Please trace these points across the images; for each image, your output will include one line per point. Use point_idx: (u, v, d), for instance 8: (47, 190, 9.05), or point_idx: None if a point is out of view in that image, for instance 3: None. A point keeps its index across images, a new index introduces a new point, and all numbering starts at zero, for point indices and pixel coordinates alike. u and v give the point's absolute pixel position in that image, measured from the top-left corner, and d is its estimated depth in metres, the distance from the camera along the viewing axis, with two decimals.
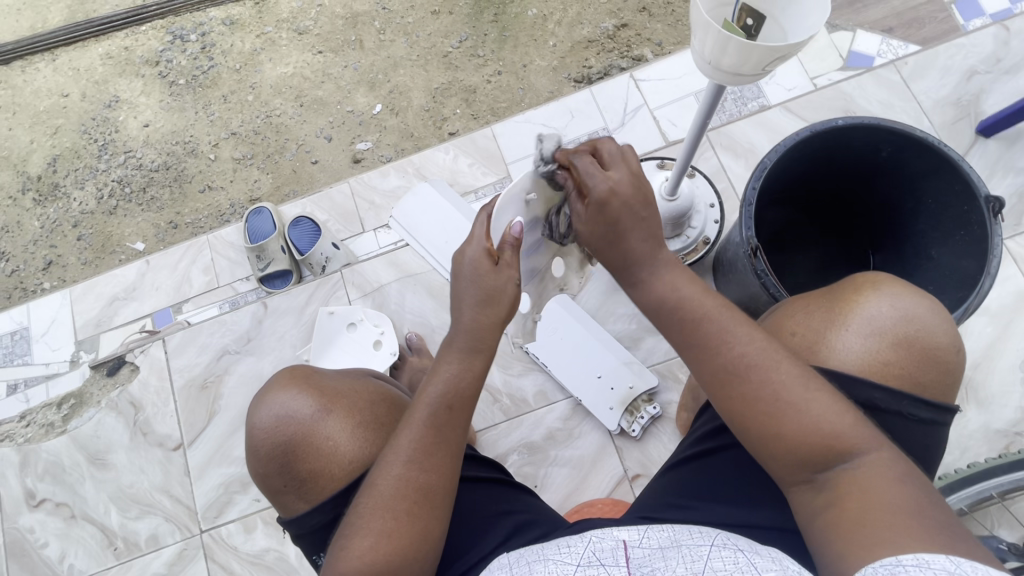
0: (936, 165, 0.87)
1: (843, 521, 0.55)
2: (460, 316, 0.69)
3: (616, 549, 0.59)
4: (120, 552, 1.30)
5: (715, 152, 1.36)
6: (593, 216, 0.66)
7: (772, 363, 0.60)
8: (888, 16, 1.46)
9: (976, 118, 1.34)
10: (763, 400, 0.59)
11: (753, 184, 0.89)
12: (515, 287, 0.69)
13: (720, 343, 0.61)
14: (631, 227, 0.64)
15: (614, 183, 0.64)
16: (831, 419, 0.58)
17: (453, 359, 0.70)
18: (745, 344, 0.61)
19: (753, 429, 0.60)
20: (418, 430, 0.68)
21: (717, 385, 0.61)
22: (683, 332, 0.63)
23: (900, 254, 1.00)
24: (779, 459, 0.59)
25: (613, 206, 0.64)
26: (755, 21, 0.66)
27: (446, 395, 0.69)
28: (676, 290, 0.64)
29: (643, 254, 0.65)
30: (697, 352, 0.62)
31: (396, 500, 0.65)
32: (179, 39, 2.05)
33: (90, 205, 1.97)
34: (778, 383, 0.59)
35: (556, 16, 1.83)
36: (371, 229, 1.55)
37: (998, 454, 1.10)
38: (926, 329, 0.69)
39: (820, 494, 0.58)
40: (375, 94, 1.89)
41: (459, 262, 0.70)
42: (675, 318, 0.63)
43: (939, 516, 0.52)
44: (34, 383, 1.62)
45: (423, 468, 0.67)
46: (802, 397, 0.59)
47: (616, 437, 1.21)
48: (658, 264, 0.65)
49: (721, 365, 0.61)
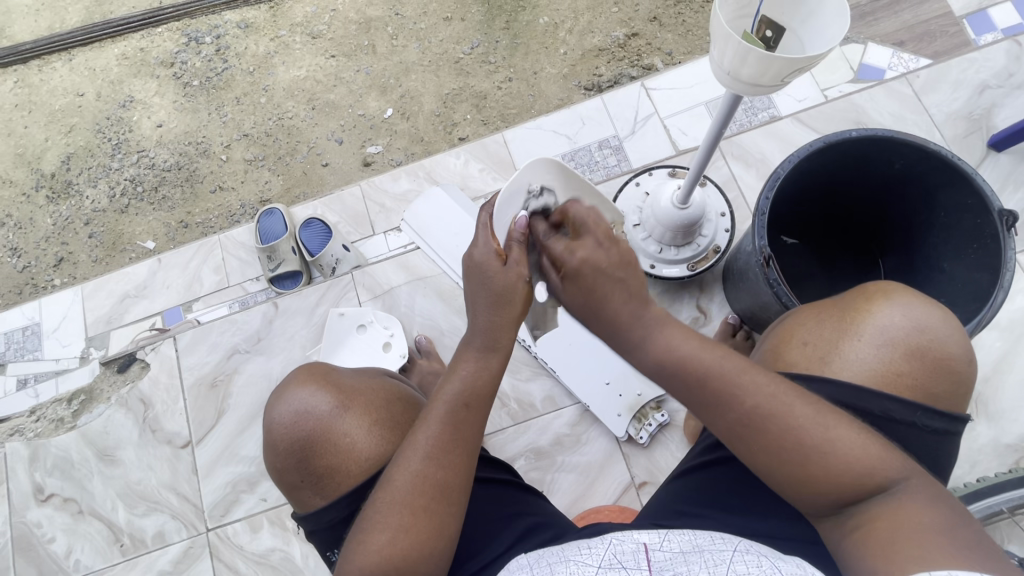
0: (949, 178, 0.88)
1: (878, 545, 0.55)
2: (475, 315, 0.69)
3: (637, 552, 0.59)
4: (127, 549, 1.30)
5: (726, 161, 1.37)
6: (571, 286, 0.64)
7: (790, 408, 0.59)
8: (900, 29, 1.47)
9: (987, 132, 1.34)
10: (789, 450, 0.58)
11: (766, 193, 0.90)
12: (526, 286, 0.68)
13: (737, 398, 0.60)
14: (612, 293, 0.63)
15: (583, 256, 0.63)
16: (859, 453, 0.58)
17: (469, 358, 0.70)
18: (755, 397, 0.60)
19: (778, 473, 0.59)
20: (436, 427, 0.69)
21: (739, 439, 0.61)
22: (698, 393, 0.61)
23: (912, 267, 1.01)
24: (809, 499, 0.59)
25: (587, 276, 0.63)
26: (774, 34, 0.66)
27: (464, 393, 0.69)
28: (677, 349, 0.62)
29: (631, 316, 0.63)
30: (715, 409, 0.61)
31: (414, 494, 0.66)
32: (194, 41, 2.07)
33: (102, 203, 1.98)
34: (799, 426, 0.59)
35: (567, 24, 1.85)
36: (382, 232, 1.57)
37: (1008, 468, 1.10)
38: (938, 339, 0.69)
39: (847, 520, 0.59)
40: (386, 98, 1.90)
41: (468, 264, 0.70)
42: (680, 377, 0.62)
43: (969, 536, 0.53)
44: (45, 377, 1.64)
45: (440, 464, 0.67)
46: (825, 437, 0.58)
47: (624, 444, 1.21)
48: (651, 325, 0.63)
49: (741, 419, 0.60)
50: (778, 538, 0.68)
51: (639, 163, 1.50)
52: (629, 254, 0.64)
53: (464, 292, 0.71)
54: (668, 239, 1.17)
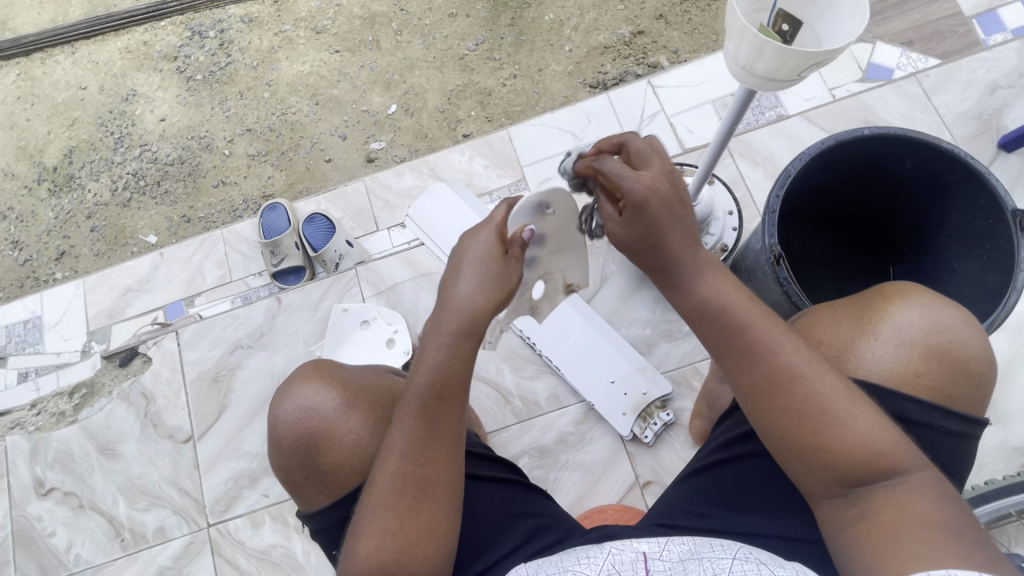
0: (962, 177, 0.87)
1: (876, 541, 0.56)
2: (449, 296, 0.67)
3: (636, 561, 0.59)
4: (127, 544, 1.29)
5: (733, 159, 1.36)
6: (631, 217, 0.64)
7: (821, 376, 0.60)
8: (909, 29, 1.47)
9: (997, 132, 1.33)
10: (813, 415, 0.59)
11: (777, 191, 0.89)
12: (519, 278, 0.70)
13: (769, 354, 0.61)
14: (668, 228, 0.63)
15: (648, 181, 0.63)
16: (877, 438, 0.58)
17: (436, 347, 0.67)
18: (792, 355, 0.61)
19: (795, 442, 0.60)
20: (410, 423, 0.67)
21: (758, 398, 0.62)
22: (724, 348, 0.63)
23: (922, 267, 1.00)
24: (814, 474, 0.60)
25: (652, 208, 0.62)
26: (791, 27, 0.66)
27: (434, 386, 0.67)
28: (720, 298, 0.63)
29: (684, 259, 0.64)
30: (737, 361, 0.63)
31: (396, 495, 0.65)
32: (197, 35, 2.06)
33: (104, 197, 1.97)
34: (822, 393, 0.59)
35: (573, 21, 1.84)
36: (385, 228, 1.56)
37: (1016, 471, 1.09)
38: (958, 340, 0.69)
39: (852, 508, 0.59)
40: (390, 94, 1.89)
41: (469, 240, 0.69)
42: (722, 327, 0.63)
43: (973, 536, 0.53)
44: (45, 371, 1.64)
45: (419, 462, 0.66)
46: (848, 411, 0.59)
47: (628, 443, 1.20)
48: (699, 270, 0.64)
49: (761, 376, 0.61)
50: (788, 538, 0.68)
51: None
52: (684, 191, 0.65)
53: (446, 270, 0.69)
54: None
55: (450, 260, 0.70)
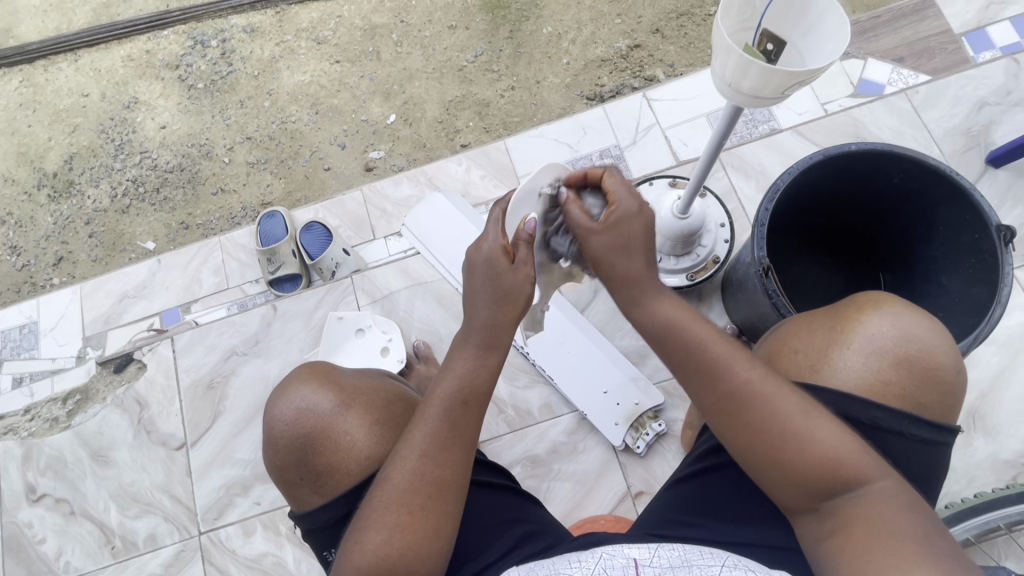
0: (947, 193, 0.88)
1: (847, 550, 0.57)
2: (474, 313, 0.71)
3: (627, 567, 0.59)
4: (117, 552, 1.29)
5: (726, 171, 1.38)
6: (610, 229, 0.68)
7: (778, 390, 0.62)
8: (899, 46, 1.49)
9: (986, 148, 1.35)
10: (773, 429, 0.61)
11: (766, 205, 0.90)
12: (529, 289, 0.71)
13: (727, 375, 0.63)
14: (640, 241, 0.68)
15: (638, 204, 0.69)
16: (841, 448, 0.60)
17: (469, 354, 0.71)
18: (747, 375, 0.63)
19: (761, 455, 0.62)
20: (431, 425, 0.69)
21: (720, 414, 0.64)
22: (685, 363, 0.65)
23: (910, 280, 1.01)
24: (786, 486, 0.62)
25: (635, 223, 0.68)
26: (775, 47, 0.68)
27: (461, 391, 0.70)
28: (671, 322, 0.66)
29: (645, 284, 0.68)
30: (700, 383, 0.65)
31: (412, 493, 0.66)
32: (200, 44, 2.08)
33: (103, 203, 1.98)
34: (781, 411, 0.61)
35: (571, 35, 1.86)
36: (382, 236, 1.57)
37: (1005, 484, 1.10)
38: (927, 349, 0.69)
39: (825, 521, 0.60)
40: (389, 104, 1.91)
41: (477, 254, 0.71)
42: (680, 350, 0.66)
43: (944, 547, 0.54)
44: (40, 376, 1.64)
45: (437, 462, 0.68)
46: (808, 425, 0.61)
47: (621, 453, 1.21)
48: (652, 300, 0.68)
49: (723, 394, 0.63)
50: (769, 546, 0.68)
51: (640, 173, 1.50)
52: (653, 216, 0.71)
53: (464, 286, 0.72)
54: (668, 249, 1.17)
55: (466, 282, 0.72)
